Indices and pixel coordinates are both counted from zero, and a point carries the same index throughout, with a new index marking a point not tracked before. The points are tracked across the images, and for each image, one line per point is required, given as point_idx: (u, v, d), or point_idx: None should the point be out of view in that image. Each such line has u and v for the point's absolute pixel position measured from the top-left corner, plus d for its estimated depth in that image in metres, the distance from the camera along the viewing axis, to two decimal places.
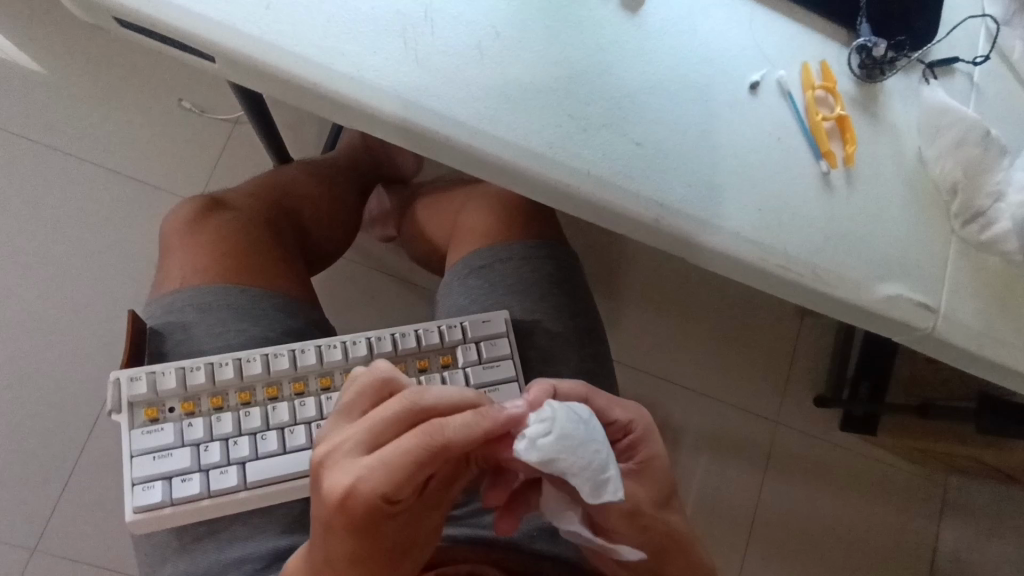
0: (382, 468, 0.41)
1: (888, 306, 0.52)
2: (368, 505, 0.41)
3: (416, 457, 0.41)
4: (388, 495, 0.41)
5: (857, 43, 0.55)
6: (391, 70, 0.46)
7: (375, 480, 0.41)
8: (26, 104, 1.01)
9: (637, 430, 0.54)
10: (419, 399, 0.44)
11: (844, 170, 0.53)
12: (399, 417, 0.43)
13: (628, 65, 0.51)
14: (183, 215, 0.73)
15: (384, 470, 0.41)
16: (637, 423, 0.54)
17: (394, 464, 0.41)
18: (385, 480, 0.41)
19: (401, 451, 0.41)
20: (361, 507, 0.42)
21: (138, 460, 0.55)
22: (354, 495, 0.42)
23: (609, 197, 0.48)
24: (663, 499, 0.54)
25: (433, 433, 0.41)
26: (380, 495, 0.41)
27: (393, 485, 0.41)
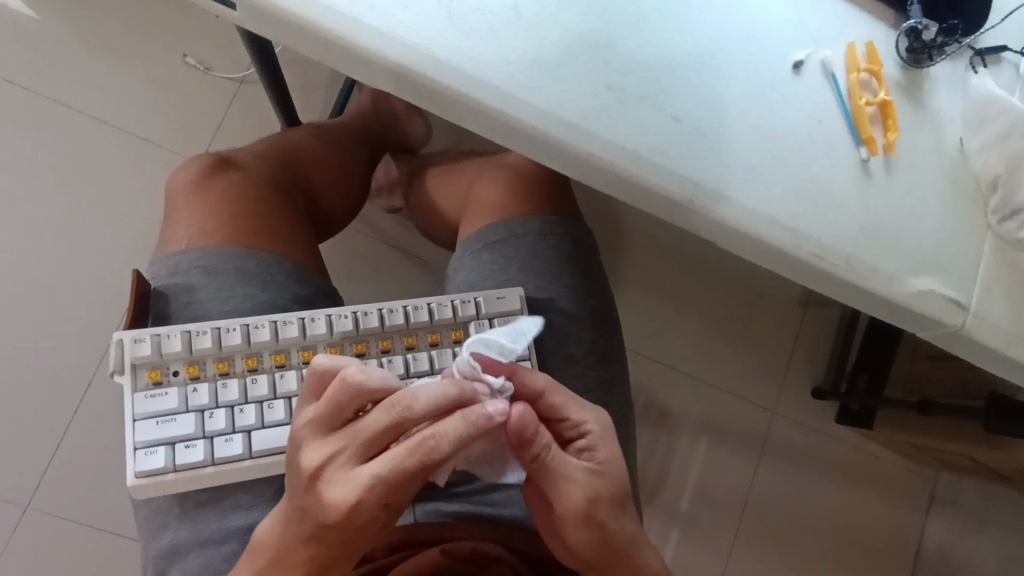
0: (375, 480, 0.42)
1: (920, 300, 0.50)
2: (366, 507, 0.42)
3: (412, 473, 0.41)
4: (381, 502, 0.42)
5: (906, 26, 0.52)
6: (422, 27, 0.44)
7: (371, 489, 0.42)
8: (24, 52, 0.97)
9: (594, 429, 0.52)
10: (407, 410, 0.42)
11: (883, 158, 0.51)
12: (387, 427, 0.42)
13: (667, 36, 0.48)
14: (190, 174, 0.71)
15: (375, 479, 0.42)
16: (593, 422, 0.52)
17: (385, 471, 0.42)
18: (378, 490, 0.42)
19: (397, 461, 0.41)
20: (354, 510, 0.42)
21: (140, 424, 0.54)
22: (343, 495, 0.42)
23: (643, 173, 0.46)
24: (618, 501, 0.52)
25: (426, 446, 0.41)
26: (372, 503, 0.42)
27: (390, 494, 0.42)
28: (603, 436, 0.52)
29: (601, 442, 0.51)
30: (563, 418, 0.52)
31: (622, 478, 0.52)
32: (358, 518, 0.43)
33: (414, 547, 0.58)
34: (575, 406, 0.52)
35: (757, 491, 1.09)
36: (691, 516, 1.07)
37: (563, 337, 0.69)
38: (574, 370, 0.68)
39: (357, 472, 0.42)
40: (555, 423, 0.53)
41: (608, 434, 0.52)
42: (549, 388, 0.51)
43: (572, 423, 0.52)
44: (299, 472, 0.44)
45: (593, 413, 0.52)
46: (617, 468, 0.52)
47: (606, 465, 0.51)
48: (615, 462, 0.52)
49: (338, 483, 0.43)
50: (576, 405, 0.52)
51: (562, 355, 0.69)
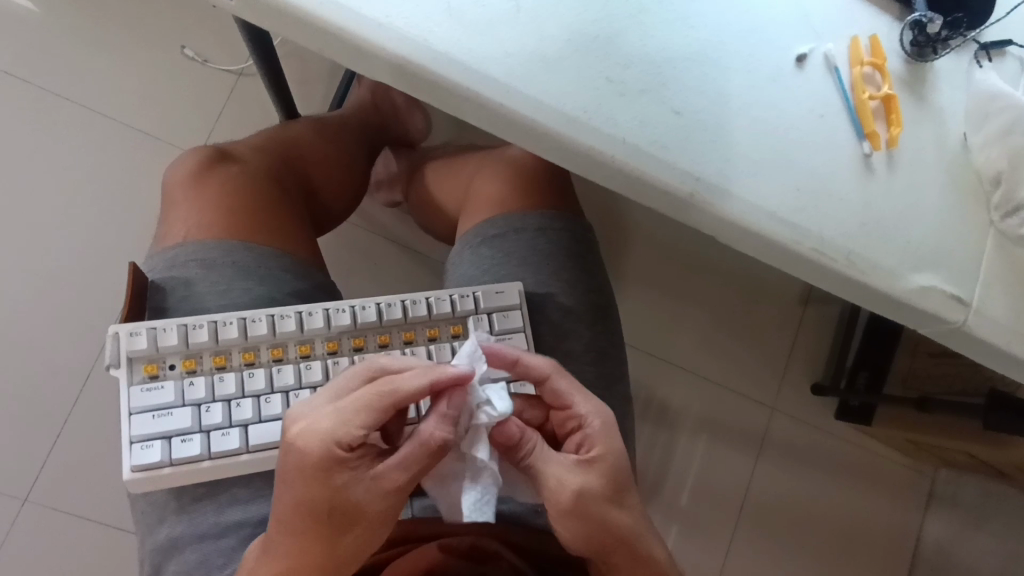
0: (338, 415, 0.47)
1: (920, 296, 0.50)
2: (327, 447, 0.46)
3: (365, 403, 0.46)
4: (344, 437, 0.46)
5: (911, 19, 0.52)
6: (421, 19, 0.43)
7: (332, 422, 0.47)
8: (22, 44, 0.96)
9: (596, 425, 0.51)
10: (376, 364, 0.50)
11: (886, 153, 0.51)
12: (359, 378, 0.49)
13: (668, 29, 0.48)
14: (188, 166, 0.70)
15: (340, 415, 0.47)
16: (596, 417, 0.52)
17: (350, 408, 0.47)
18: (343, 427, 0.47)
19: (358, 395, 0.47)
20: (317, 451, 0.46)
21: (137, 418, 0.53)
22: (309, 436, 0.47)
23: (643, 167, 0.46)
24: (614, 496, 0.51)
25: (384, 379, 0.47)
26: (332, 439, 0.46)
27: (351, 433, 0.46)
28: (600, 430, 0.51)
29: (598, 437, 0.51)
30: (564, 405, 0.53)
31: (620, 470, 0.52)
32: (322, 464, 0.46)
33: (413, 542, 0.59)
34: (579, 394, 0.52)
35: (756, 487, 1.09)
36: (689, 511, 1.07)
37: (563, 333, 0.69)
38: (573, 366, 0.68)
39: (323, 414, 0.48)
40: (558, 411, 0.53)
41: (609, 430, 0.51)
42: (555, 372, 0.52)
43: (574, 413, 0.52)
44: (282, 431, 0.49)
45: (595, 407, 0.52)
46: (612, 464, 0.51)
47: (604, 464, 0.51)
48: (612, 458, 0.51)
49: (306, 427, 0.48)
50: (579, 394, 0.52)
51: (561, 350, 0.68)
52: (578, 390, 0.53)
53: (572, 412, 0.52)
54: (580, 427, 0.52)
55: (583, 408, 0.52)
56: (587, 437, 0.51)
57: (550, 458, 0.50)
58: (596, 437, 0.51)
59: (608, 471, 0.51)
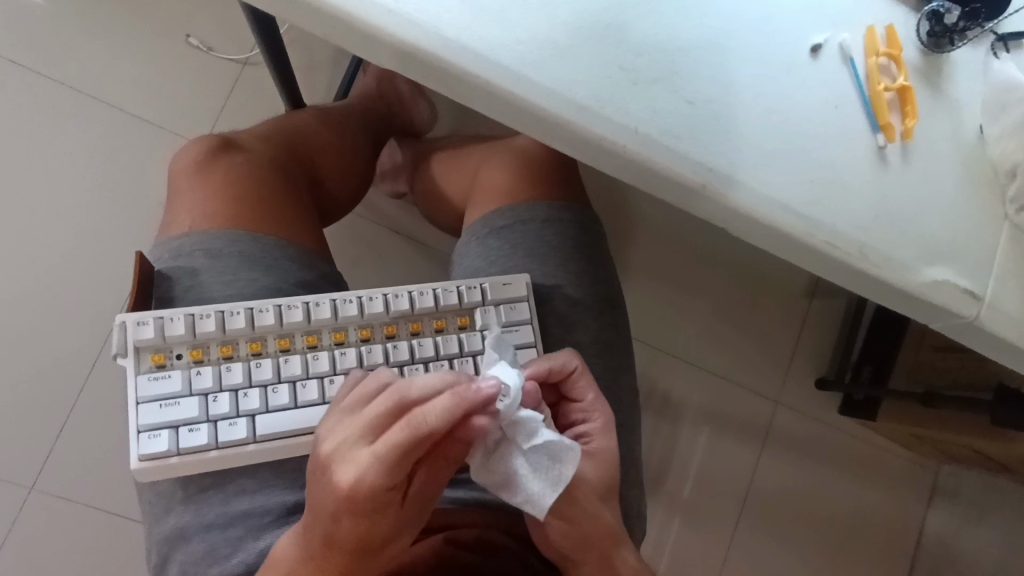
0: (372, 458, 0.42)
1: (933, 290, 0.49)
2: (369, 489, 0.42)
3: (406, 447, 0.41)
4: (382, 481, 0.42)
5: (928, 9, 0.51)
6: (432, 5, 0.42)
7: (369, 466, 0.42)
8: (26, 32, 0.96)
9: (600, 419, 0.54)
10: (404, 392, 0.44)
11: (900, 145, 0.50)
12: (388, 411, 0.43)
13: (682, 17, 0.47)
14: (193, 155, 0.70)
15: (374, 458, 0.42)
16: (601, 413, 0.54)
17: (383, 450, 0.42)
18: (379, 470, 0.42)
19: (390, 438, 0.41)
20: (358, 492, 0.42)
21: (144, 408, 0.53)
22: (346, 478, 0.43)
23: (656, 157, 0.45)
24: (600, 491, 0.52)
25: (414, 419, 0.41)
26: (374, 482, 0.42)
27: (387, 475, 0.42)
28: (601, 426, 0.54)
29: (600, 431, 0.54)
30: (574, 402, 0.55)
31: (611, 469, 0.53)
32: (365, 503, 0.43)
33: (418, 534, 0.56)
34: (591, 394, 0.55)
35: (758, 480, 1.09)
36: (692, 504, 1.07)
37: (569, 325, 0.68)
38: (579, 358, 0.68)
39: (359, 452, 0.43)
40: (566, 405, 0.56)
41: (611, 426, 0.54)
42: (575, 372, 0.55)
43: (582, 407, 0.55)
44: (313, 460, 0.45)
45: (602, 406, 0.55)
46: (606, 461, 0.53)
47: (597, 459, 0.53)
48: (609, 452, 0.53)
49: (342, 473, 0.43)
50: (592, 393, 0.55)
51: (568, 342, 0.68)
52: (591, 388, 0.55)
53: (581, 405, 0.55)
54: (585, 420, 0.55)
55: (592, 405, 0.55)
56: (589, 427, 0.54)
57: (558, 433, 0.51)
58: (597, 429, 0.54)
59: (600, 466, 0.53)
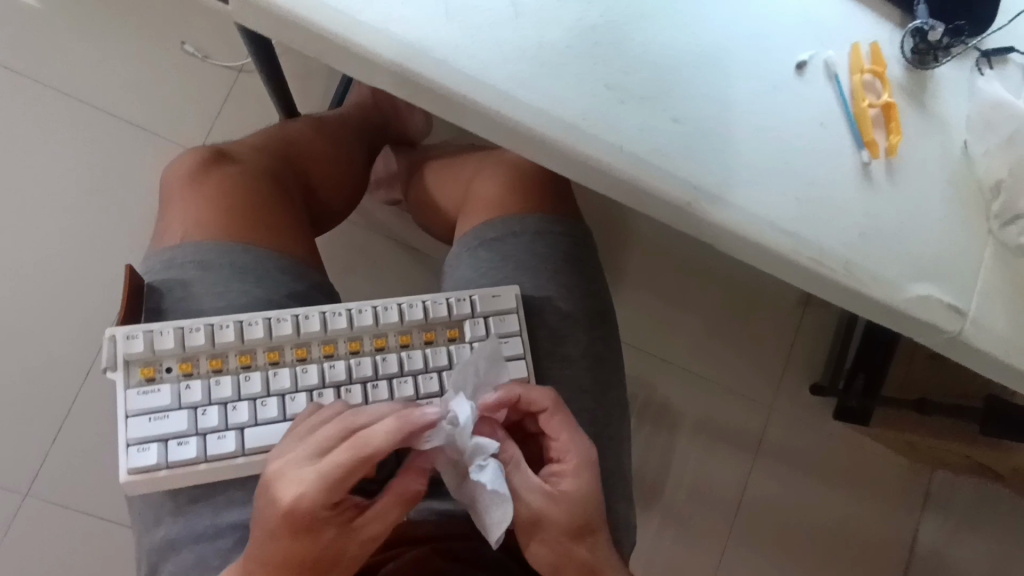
0: (316, 475, 0.45)
1: (917, 306, 0.50)
2: (311, 504, 0.45)
3: (351, 468, 0.45)
4: (323, 497, 0.45)
5: (912, 26, 0.51)
6: (419, 24, 0.43)
7: (311, 482, 0.45)
8: (22, 39, 0.96)
9: (571, 461, 0.53)
10: (353, 420, 0.47)
11: (885, 161, 0.50)
12: (336, 434, 0.47)
13: (669, 35, 0.47)
14: (185, 166, 0.70)
15: (318, 476, 0.45)
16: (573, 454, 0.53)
17: (326, 469, 0.45)
18: (321, 485, 0.45)
19: (334, 457, 0.45)
20: (300, 507, 0.45)
21: (134, 421, 0.53)
22: (288, 492, 0.46)
23: (642, 174, 0.45)
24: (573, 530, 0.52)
25: (359, 440, 0.45)
26: (315, 498, 0.45)
27: (328, 492, 0.45)
28: (573, 469, 0.52)
29: (570, 473, 0.52)
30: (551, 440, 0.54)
31: (583, 510, 0.52)
32: (305, 519, 0.46)
33: (407, 543, 0.58)
34: (565, 432, 0.53)
35: (752, 487, 1.09)
36: (686, 511, 1.07)
37: (559, 336, 0.68)
38: (569, 369, 0.68)
39: (304, 470, 0.46)
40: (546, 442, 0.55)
41: (582, 468, 0.52)
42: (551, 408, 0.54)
43: (557, 446, 0.54)
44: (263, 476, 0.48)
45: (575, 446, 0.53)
46: (577, 502, 0.52)
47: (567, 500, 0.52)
48: (581, 495, 0.52)
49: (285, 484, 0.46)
50: (565, 432, 0.54)
51: (558, 354, 0.68)
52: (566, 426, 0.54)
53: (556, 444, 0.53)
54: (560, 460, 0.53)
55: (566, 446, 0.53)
56: (561, 469, 0.53)
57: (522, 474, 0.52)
58: (568, 471, 0.53)
59: (569, 506, 0.52)
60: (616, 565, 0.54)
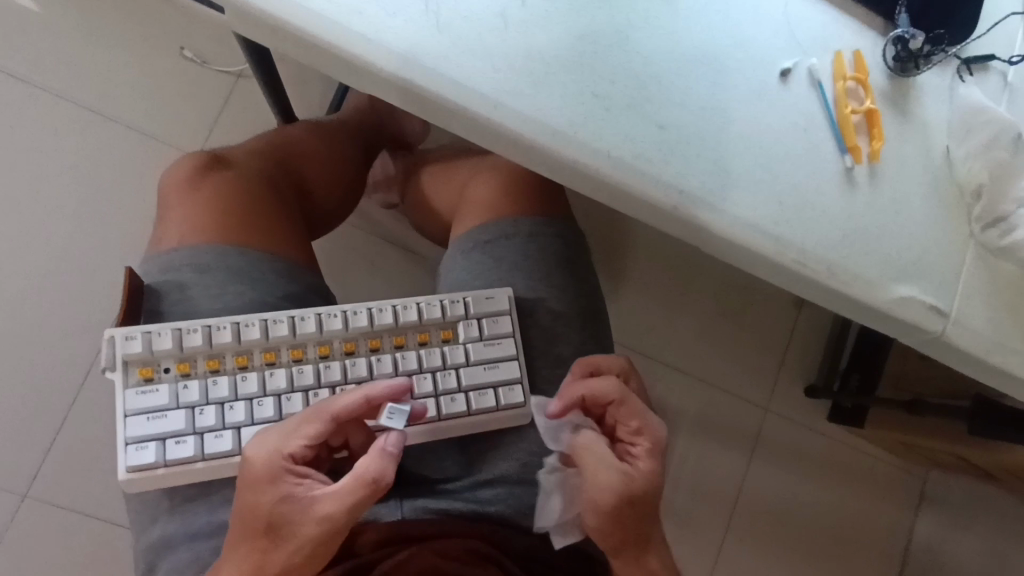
0: (280, 427, 0.53)
1: (900, 307, 0.51)
2: (265, 452, 0.51)
3: (306, 419, 0.52)
4: (279, 446, 0.52)
5: (893, 35, 0.52)
6: (411, 33, 0.44)
7: (274, 432, 0.53)
8: (22, 44, 0.97)
9: (649, 441, 0.59)
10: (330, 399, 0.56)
11: (868, 166, 0.51)
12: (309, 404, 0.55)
13: (655, 43, 0.48)
14: (183, 170, 0.71)
15: (282, 427, 0.53)
16: (653, 435, 0.59)
17: (290, 422, 0.53)
18: (280, 435, 0.52)
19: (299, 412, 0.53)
20: (257, 455, 0.51)
21: (132, 420, 0.54)
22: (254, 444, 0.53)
23: (629, 179, 0.47)
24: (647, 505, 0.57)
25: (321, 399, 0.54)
26: (272, 445, 0.52)
27: (284, 439, 0.52)
28: (650, 448, 0.58)
29: (647, 452, 0.58)
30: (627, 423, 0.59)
31: (658, 486, 0.57)
32: (258, 469, 0.51)
33: (402, 542, 0.59)
34: (639, 415, 0.59)
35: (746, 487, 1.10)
36: (680, 511, 1.08)
37: (552, 337, 0.70)
38: (562, 369, 0.69)
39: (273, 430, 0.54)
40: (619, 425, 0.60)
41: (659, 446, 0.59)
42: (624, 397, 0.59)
43: (635, 429, 0.59)
44: None
45: (651, 427, 0.59)
46: (653, 479, 0.57)
47: (648, 475, 0.57)
48: (654, 471, 0.58)
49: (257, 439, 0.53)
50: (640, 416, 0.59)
51: (551, 355, 0.69)
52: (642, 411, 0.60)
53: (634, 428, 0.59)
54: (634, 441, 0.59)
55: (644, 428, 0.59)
56: (637, 448, 0.58)
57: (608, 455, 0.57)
58: (646, 449, 0.59)
59: (645, 481, 0.57)
60: (664, 537, 0.60)
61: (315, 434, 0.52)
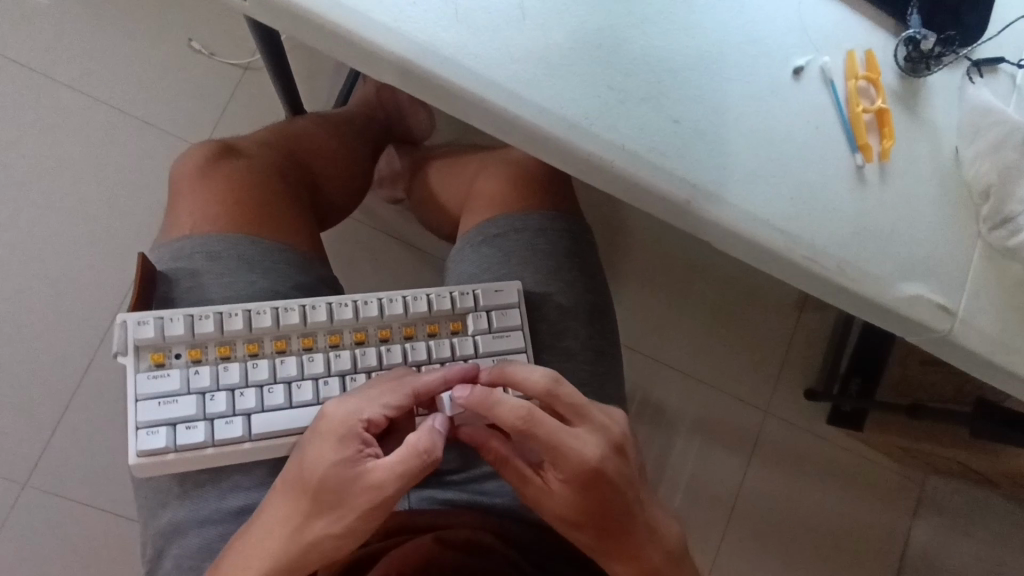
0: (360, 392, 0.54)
1: (907, 305, 0.51)
2: (342, 411, 0.52)
3: (389, 388, 0.54)
4: (356, 407, 0.52)
5: (905, 35, 0.53)
6: (431, 24, 0.44)
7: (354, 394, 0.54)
8: (32, 33, 0.97)
9: (569, 472, 0.52)
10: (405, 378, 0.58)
11: (878, 165, 0.52)
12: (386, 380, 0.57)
13: (670, 39, 0.49)
14: (195, 158, 0.71)
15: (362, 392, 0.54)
16: (572, 469, 0.52)
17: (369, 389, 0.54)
18: (359, 397, 0.53)
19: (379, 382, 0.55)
20: (334, 414, 0.52)
21: (143, 405, 0.54)
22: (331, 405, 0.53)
23: (643, 172, 0.47)
24: (575, 521, 0.55)
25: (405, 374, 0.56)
26: (349, 406, 0.52)
27: (362, 402, 0.53)
28: (570, 479, 0.53)
29: (565, 481, 0.53)
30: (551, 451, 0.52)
31: (583, 509, 0.54)
32: (332, 426, 0.51)
33: (407, 532, 0.60)
34: (563, 446, 0.52)
35: (744, 488, 1.11)
36: (679, 511, 1.08)
37: (560, 331, 0.70)
38: (570, 363, 0.69)
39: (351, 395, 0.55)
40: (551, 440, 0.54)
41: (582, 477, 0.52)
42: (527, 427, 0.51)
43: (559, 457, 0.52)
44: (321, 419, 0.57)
45: (573, 460, 0.52)
46: (577, 502, 0.53)
47: (566, 500, 0.53)
48: (575, 498, 0.53)
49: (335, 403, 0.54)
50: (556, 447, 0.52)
51: (559, 349, 0.70)
52: (564, 442, 0.52)
53: (554, 456, 0.52)
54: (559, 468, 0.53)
55: (583, 432, 0.53)
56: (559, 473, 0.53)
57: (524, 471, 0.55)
58: (567, 476, 0.53)
59: (568, 503, 0.54)
60: (643, 544, 0.56)
61: (395, 404, 0.53)
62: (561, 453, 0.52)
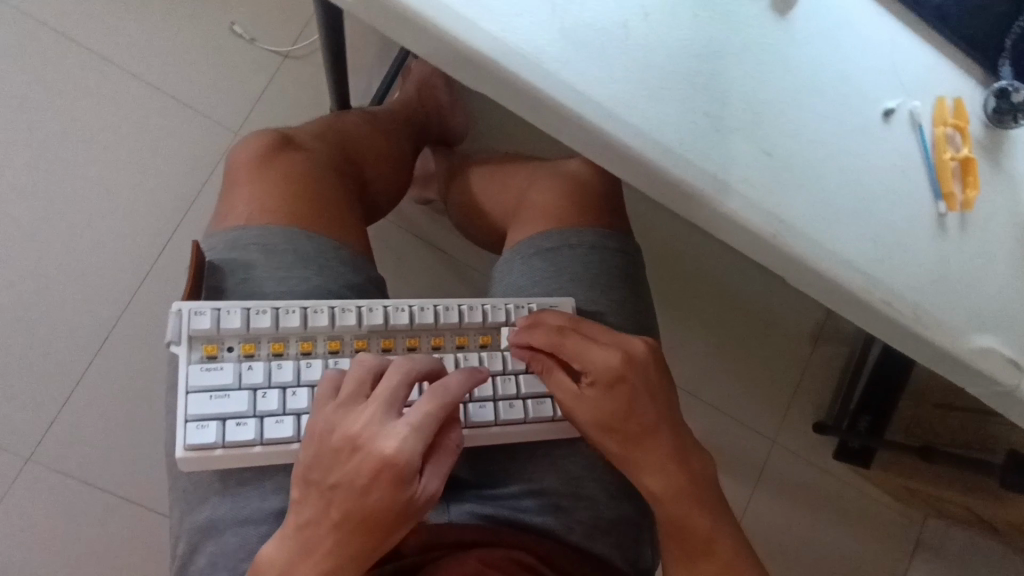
0: (408, 427, 0.48)
1: (978, 357, 0.51)
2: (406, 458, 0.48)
3: (438, 417, 0.49)
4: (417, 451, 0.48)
5: (996, 86, 0.52)
6: (534, 35, 0.44)
7: (407, 433, 0.48)
8: (79, 5, 0.96)
9: (597, 371, 0.57)
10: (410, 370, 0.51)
11: (959, 214, 0.51)
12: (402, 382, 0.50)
13: (767, 70, 0.48)
14: (250, 147, 0.70)
15: (410, 426, 0.48)
16: (600, 367, 0.57)
17: (416, 420, 0.48)
18: (417, 438, 0.48)
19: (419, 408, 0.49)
20: (397, 461, 0.47)
21: (193, 397, 0.53)
22: (381, 446, 0.48)
23: (731, 202, 0.46)
24: (609, 424, 0.57)
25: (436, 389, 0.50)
26: (411, 450, 0.48)
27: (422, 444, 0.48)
28: (600, 378, 0.57)
29: (595, 381, 0.57)
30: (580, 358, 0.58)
31: (614, 410, 0.57)
32: (396, 473, 0.48)
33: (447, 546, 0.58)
34: (590, 347, 0.58)
35: (753, 518, 1.10)
36: None
37: None
38: None
39: (392, 425, 0.49)
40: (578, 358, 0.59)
41: (611, 374, 0.57)
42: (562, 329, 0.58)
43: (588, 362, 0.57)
44: (335, 442, 0.49)
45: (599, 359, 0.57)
46: (607, 403, 0.57)
47: (597, 399, 0.57)
48: (605, 402, 0.57)
49: (365, 419, 0.49)
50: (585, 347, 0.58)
51: None
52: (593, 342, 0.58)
53: (583, 360, 0.57)
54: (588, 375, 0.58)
55: (604, 344, 0.58)
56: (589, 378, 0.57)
57: (558, 381, 0.58)
58: (596, 375, 0.57)
59: (600, 404, 0.57)
60: (674, 465, 0.57)
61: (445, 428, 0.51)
62: (588, 353, 0.57)
